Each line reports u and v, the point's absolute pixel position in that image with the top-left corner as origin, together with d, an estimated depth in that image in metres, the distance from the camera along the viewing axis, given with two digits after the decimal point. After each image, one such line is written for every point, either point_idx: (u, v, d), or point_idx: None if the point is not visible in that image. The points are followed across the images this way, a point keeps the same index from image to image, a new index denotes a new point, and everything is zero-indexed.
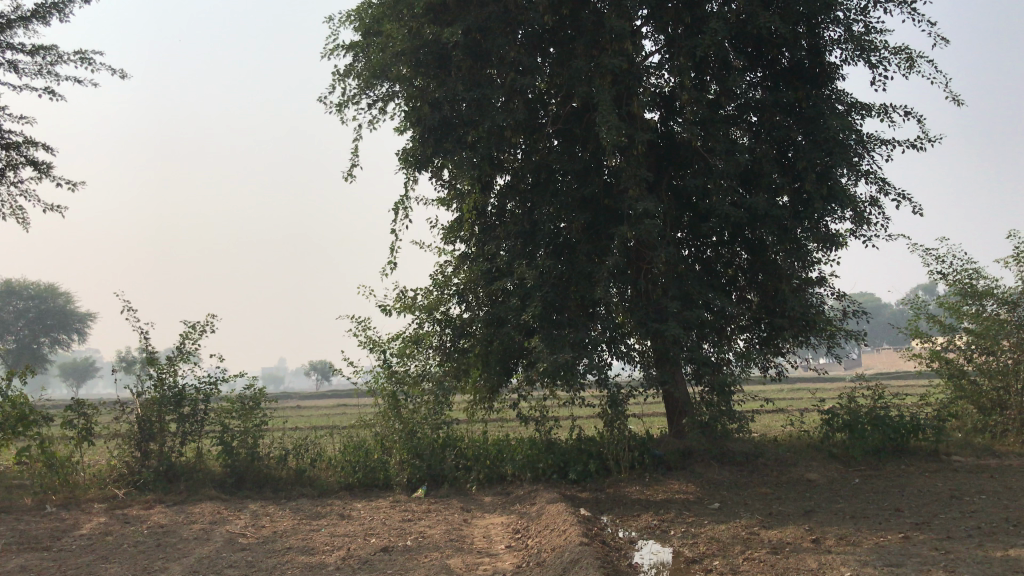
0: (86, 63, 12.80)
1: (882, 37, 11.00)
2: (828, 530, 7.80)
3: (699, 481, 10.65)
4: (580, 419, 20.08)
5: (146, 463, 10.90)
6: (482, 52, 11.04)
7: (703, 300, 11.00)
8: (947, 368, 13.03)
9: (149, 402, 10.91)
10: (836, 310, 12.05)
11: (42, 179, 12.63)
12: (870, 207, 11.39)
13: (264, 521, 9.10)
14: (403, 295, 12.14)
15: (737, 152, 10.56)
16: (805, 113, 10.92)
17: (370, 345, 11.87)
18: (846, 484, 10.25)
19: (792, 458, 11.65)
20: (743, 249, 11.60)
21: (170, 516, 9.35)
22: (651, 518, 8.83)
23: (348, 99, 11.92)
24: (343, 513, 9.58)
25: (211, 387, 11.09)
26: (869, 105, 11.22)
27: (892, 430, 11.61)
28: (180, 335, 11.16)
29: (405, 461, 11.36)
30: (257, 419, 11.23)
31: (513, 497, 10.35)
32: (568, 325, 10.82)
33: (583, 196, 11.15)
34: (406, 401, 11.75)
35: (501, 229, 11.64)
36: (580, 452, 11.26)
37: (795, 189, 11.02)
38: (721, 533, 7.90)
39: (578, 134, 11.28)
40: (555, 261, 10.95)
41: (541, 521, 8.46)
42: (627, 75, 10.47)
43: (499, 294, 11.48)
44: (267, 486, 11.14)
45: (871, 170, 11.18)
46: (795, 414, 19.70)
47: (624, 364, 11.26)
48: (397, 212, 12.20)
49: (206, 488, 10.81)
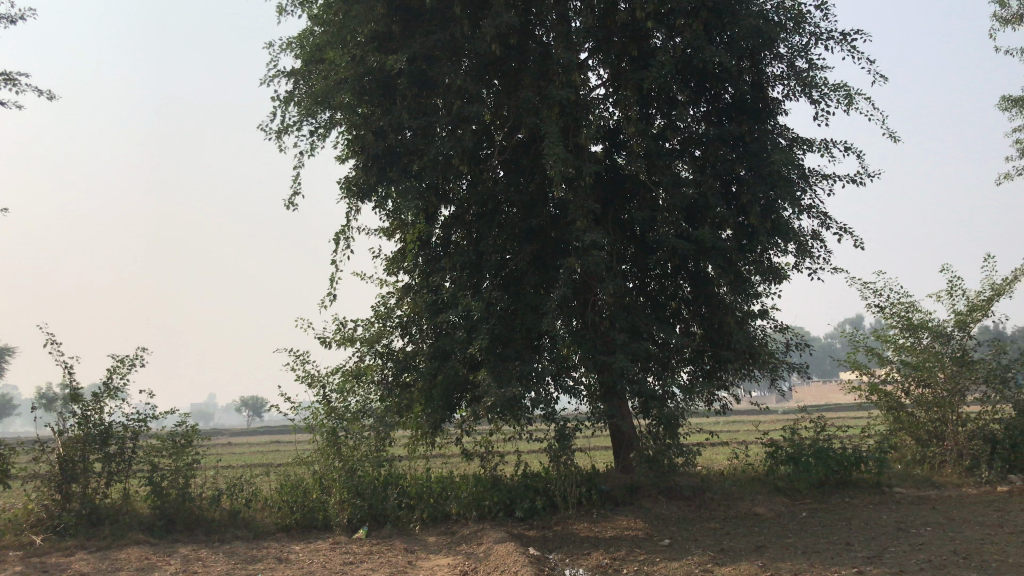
0: (10, 84, 12.23)
1: (823, 74, 11.19)
2: (781, 566, 7.70)
3: (647, 516, 10.48)
4: (524, 454, 19.86)
5: (67, 506, 10.20)
6: (428, 81, 10.88)
7: (648, 332, 10.90)
8: (886, 400, 13.15)
9: (73, 440, 10.34)
10: (778, 343, 12.09)
11: None
12: (812, 241, 11.51)
13: (196, 566, 8.61)
14: (342, 327, 11.79)
15: (682, 185, 10.57)
16: (748, 146, 11.02)
17: (308, 379, 11.45)
18: (793, 518, 10.22)
19: (738, 491, 11.58)
20: (686, 281, 11.58)
21: (93, 563, 8.77)
22: (602, 556, 8.61)
23: (289, 126, 11.61)
24: (280, 557, 9.12)
25: (141, 425, 10.56)
26: (811, 140, 11.39)
27: (835, 463, 11.65)
28: (107, 370, 10.60)
29: (346, 500, 10.91)
30: (189, 457, 10.79)
31: (458, 537, 10.03)
32: (514, 357, 10.58)
33: (529, 227, 11.02)
34: (346, 437, 11.30)
35: (446, 260, 11.41)
36: (526, 488, 11.01)
37: (740, 222, 11.06)
38: (675, 571, 7.72)
39: (525, 165, 11.16)
40: (502, 293, 10.77)
41: (491, 562, 8.17)
42: (574, 107, 10.42)
43: (444, 326, 11.23)
44: (199, 529, 10.58)
45: (813, 204, 11.32)
46: (738, 446, 19.75)
47: (571, 399, 10.81)
48: (337, 242, 11.88)
49: (132, 532, 10.16)
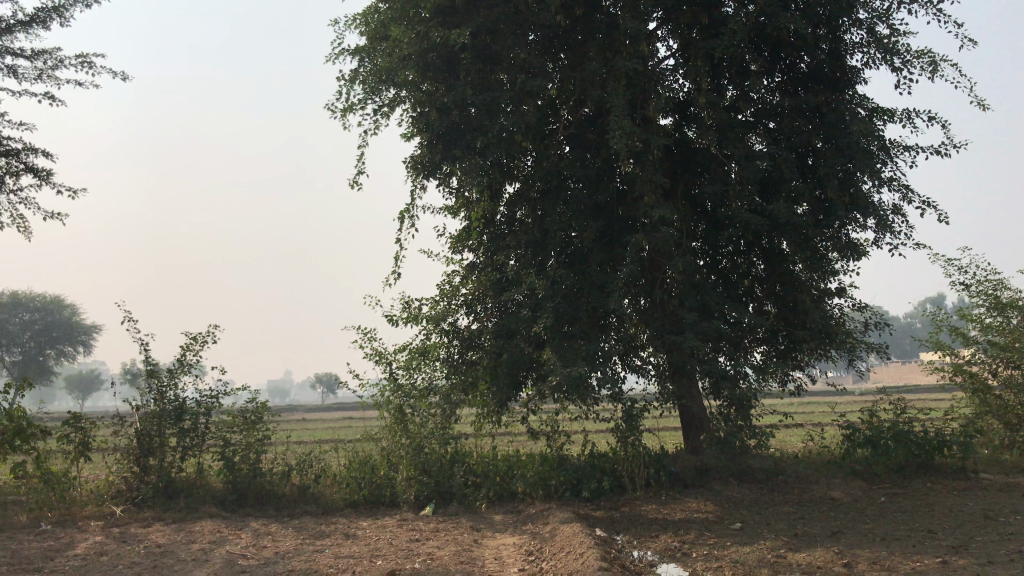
0: (86, 67, 12.50)
1: (905, 40, 10.64)
2: (859, 553, 7.39)
3: (718, 499, 10.24)
4: (592, 434, 19.70)
5: (144, 478, 10.51)
6: (492, 55, 10.71)
7: (719, 312, 10.60)
8: (971, 382, 12.53)
9: (150, 415, 10.59)
10: (857, 322, 11.60)
11: (42, 186, 12.27)
12: (893, 215, 10.98)
13: (266, 540, 8.73)
14: (408, 305, 11.82)
15: (755, 159, 10.19)
16: (825, 117, 10.56)
17: (376, 356, 11.51)
18: (871, 503, 9.85)
19: (813, 475, 11.22)
20: (760, 258, 11.18)
21: (169, 535, 8.97)
22: (671, 539, 8.43)
23: (354, 105, 11.60)
24: (348, 532, 9.20)
25: (213, 401, 10.78)
26: (892, 110, 10.85)
27: (917, 447, 11.18)
28: (181, 347, 10.83)
29: (413, 477, 10.95)
30: (260, 433, 10.94)
31: (524, 516, 9.96)
32: (581, 336, 10.41)
33: (596, 203, 10.78)
34: (413, 414, 11.31)
35: (510, 237, 11.26)
36: (593, 469, 10.87)
37: (816, 196, 10.61)
38: (746, 556, 7.50)
39: (592, 140, 10.90)
40: (568, 270, 10.60)
41: (557, 543, 8.05)
42: (642, 78, 10.12)
43: (510, 304, 11.12)
44: (270, 503, 10.75)
45: (893, 177, 10.79)
46: (813, 428, 19.23)
47: (639, 378, 10.81)
48: (402, 221, 11.87)
49: (206, 505, 10.39)
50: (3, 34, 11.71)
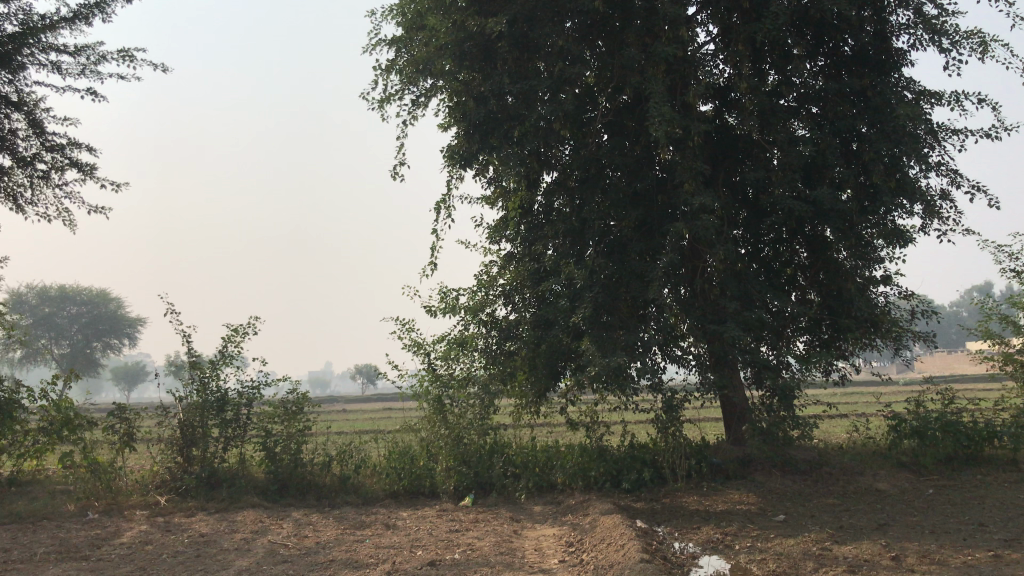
0: (128, 62, 12.63)
1: (954, 20, 10.34)
2: (907, 546, 7.23)
3: (760, 491, 10.10)
4: (631, 425, 19.63)
5: (188, 468, 10.65)
6: (529, 43, 10.62)
7: (760, 300, 10.41)
8: (1022, 372, 12.26)
9: (192, 406, 10.71)
10: (903, 311, 11.33)
11: (86, 180, 12.43)
12: (941, 201, 10.70)
13: (307, 530, 8.80)
14: (446, 295, 11.81)
15: (798, 144, 9.98)
16: (870, 101, 10.30)
17: (414, 346, 11.53)
18: (919, 495, 9.64)
19: (858, 466, 11.02)
20: (802, 246, 10.99)
21: (212, 524, 9.07)
22: (713, 531, 8.31)
23: (391, 95, 11.59)
24: (388, 523, 9.22)
25: (254, 392, 10.87)
26: (940, 93, 10.57)
27: (965, 437, 10.92)
28: (223, 338, 10.93)
29: (452, 467, 10.97)
30: (301, 425, 10.98)
31: (564, 507, 9.91)
32: (620, 326, 10.32)
33: (635, 192, 10.65)
34: (452, 405, 11.34)
35: (548, 226, 11.18)
36: (633, 460, 10.79)
37: (860, 182, 10.38)
38: (790, 549, 7.36)
39: (630, 128, 10.77)
40: (607, 260, 10.48)
41: (597, 534, 7.98)
42: (681, 64, 9.97)
43: (548, 294, 11.05)
44: (311, 493, 10.84)
45: (941, 161, 10.50)
46: (858, 420, 18.93)
47: (679, 368, 10.74)
48: (439, 211, 11.84)
49: (248, 495, 10.51)
50: (47, 31, 11.86)
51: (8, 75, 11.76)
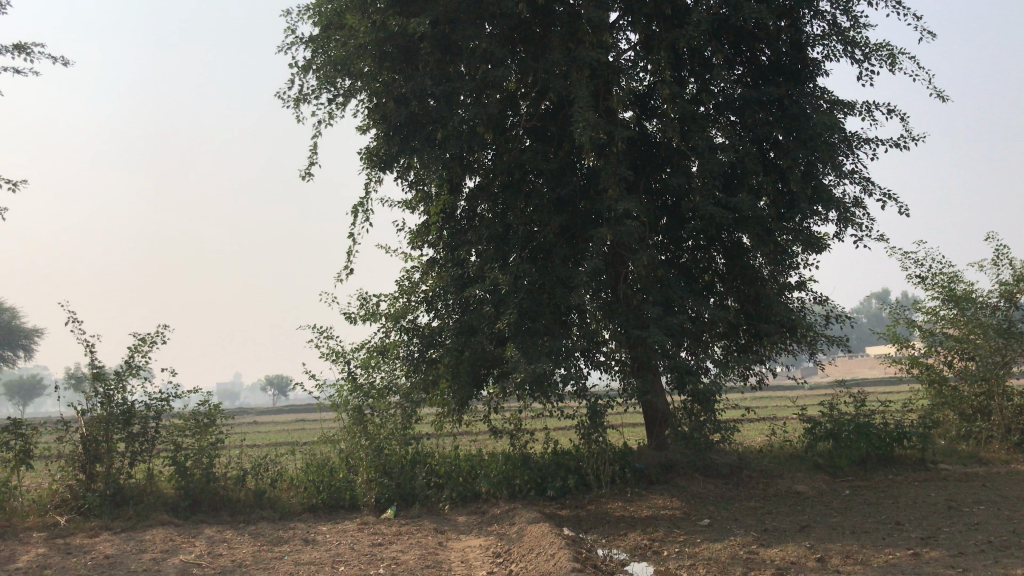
0: (23, 55, 11.91)
1: (865, 33, 10.66)
2: (830, 547, 7.33)
3: (683, 495, 10.15)
4: (553, 430, 19.67)
5: (91, 486, 10.04)
6: (452, 45, 10.45)
7: (681, 305, 10.48)
8: (927, 374, 12.66)
9: (96, 420, 10.13)
10: (818, 315, 11.56)
11: None
12: (853, 208, 10.99)
13: (221, 548, 8.39)
14: (366, 301, 11.51)
15: (719, 151, 10.08)
16: (786, 110, 10.52)
17: (333, 355, 11.20)
18: (836, 496, 9.84)
19: (777, 468, 11.19)
20: (720, 253, 11.15)
21: (117, 545, 8.55)
22: (640, 537, 8.27)
23: (307, 94, 11.22)
24: (307, 538, 8.86)
25: (163, 404, 10.36)
26: (851, 103, 10.87)
27: (878, 439, 11.21)
28: (129, 348, 10.38)
29: (373, 479, 10.67)
30: (213, 437, 10.53)
31: (489, 517, 9.74)
32: (544, 333, 10.23)
33: (558, 197, 10.58)
34: (373, 415, 11.10)
35: (471, 232, 11.02)
36: (558, 467, 10.70)
37: (777, 189, 10.58)
38: (718, 553, 7.36)
39: (553, 133, 10.71)
40: (530, 265, 10.35)
41: (525, 544, 7.85)
42: (605, 69, 9.96)
43: (471, 300, 10.89)
44: (224, 509, 10.37)
45: (854, 169, 10.79)
46: (774, 422, 19.41)
47: (602, 374, 10.68)
48: (356, 214, 11.52)
49: (157, 513, 9.97)
50: None
51: None
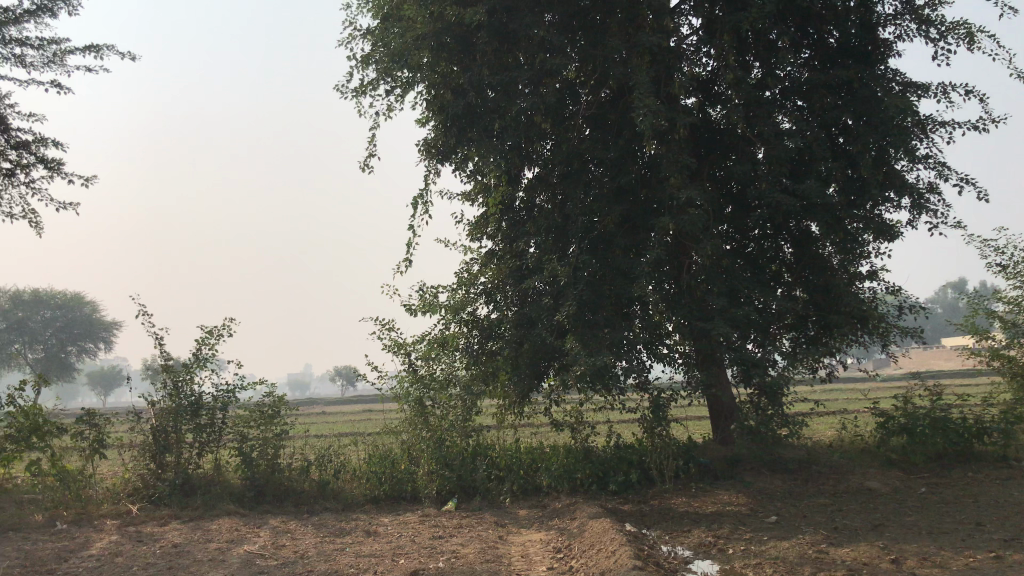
0: (95, 55, 12.23)
1: (940, 11, 10.18)
2: (905, 548, 7.04)
3: (750, 491, 9.89)
4: (617, 424, 19.49)
5: (161, 476, 10.28)
6: (510, 34, 10.34)
7: (747, 296, 10.19)
8: (1009, 367, 12.09)
9: (165, 411, 10.34)
10: (890, 306, 11.12)
11: (54, 177, 11.99)
12: (928, 194, 10.54)
13: (285, 539, 8.48)
14: (426, 294, 11.52)
15: (785, 137, 9.76)
16: (856, 93, 10.14)
17: (394, 347, 11.24)
18: (911, 493, 9.46)
19: (847, 464, 10.82)
20: (788, 242, 10.81)
21: (186, 534, 8.73)
22: (705, 534, 8.08)
23: (366, 86, 11.25)
24: (369, 530, 8.92)
25: (229, 396, 10.53)
26: (926, 85, 10.41)
27: (955, 434, 10.76)
28: (197, 341, 10.58)
29: (435, 471, 10.67)
30: (277, 429, 10.67)
31: (551, 511, 9.65)
32: (605, 325, 10.08)
33: (619, 187, 10.38)
34: (434, 407, 11.15)
35: (530, 223, 10.92)
36: (620, 461, 10.54)
37: (847, 176, 10.20)
38: (786, 552, 7.13)
39: (613, 121, 10.52)
40: (591, 257, 10.21)
41: (586, 539, 7.73)
42: (666, 54, 9.72)
43: (530, 292, 10.82)
44: (289, 500, 10.50)
45: (929, 154, 10.33)
46: (846, 417, 18.87)
47: (665, 366, 10.41)
48: (416, 206, 11.53)
49: (224, 503, 10.14)
50: (11, 24, 11.48)
51: None
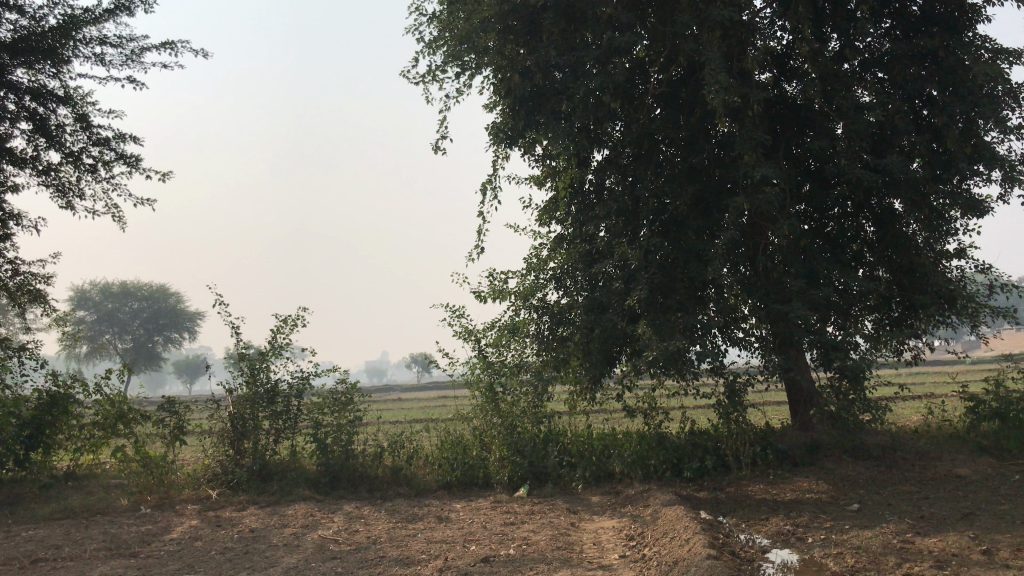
0: (169, 51, 12.52)
1: None
2: (998, 538, 6.67)
3: (831, 478, 9.57)
4: (692, 411, 19.23)
5: (239, 462, 10.50)
6: (577, 14, 10.15)
7: (826, 276, 9.83)
8: None
9: (242, 399, 10.57)
10: (980, 285, 10.57)
11: (132, 173, 12.34)
12: (1022, 167, 9.96)
13: (358, 524, 8.55)
14: (496, 281, 11.47)
15: (866, 110, 9.34)
16: (942, 62, 9.63)
17: (464, 333, 11.23)
18: (1005, 481, 9.00)
19: (935, 450, 10.37)
20: (870, 221, 10.35)
21: (262, 519, 8.89)
22: (783, 522, 7.83)
23: (434, 71, 11.21)
24: (441, 515, 8.93)
25: (303, 382, 10.71)
26: (1019, 51, 9.81)
27: None
28: (272, 330, 10.78)
29: (506, 457, 10.64)
30: (351, 415, 10.77)
31: (623, 498, 9.51)
32: (677, 309, 9.86)
33: (691, 167, 10.11)
34: (504, 392, 11.04)
35: (600, 207, 10.74)
36: (694, 447, 10.34)
37: (933, 149, 9.71)
38: (869, 542, 6.84)
39: (684, 100, 10.24)
40: (662, 239, 10.00)
41: (659, 527, 7.57)
42: (739, 28, 9.39)
43: (601, 277, 10.65)
44: (363, 485, 10.61)
45: (1022, 124, 9.75)
46: (934, 402, 18.19)
47: (741, 351, 10.16)
48: (486, 192, 11.44)
49: (300, 488, 10.31)
50: (90, 24, 11.81)
51: (54, 69, 11.69)
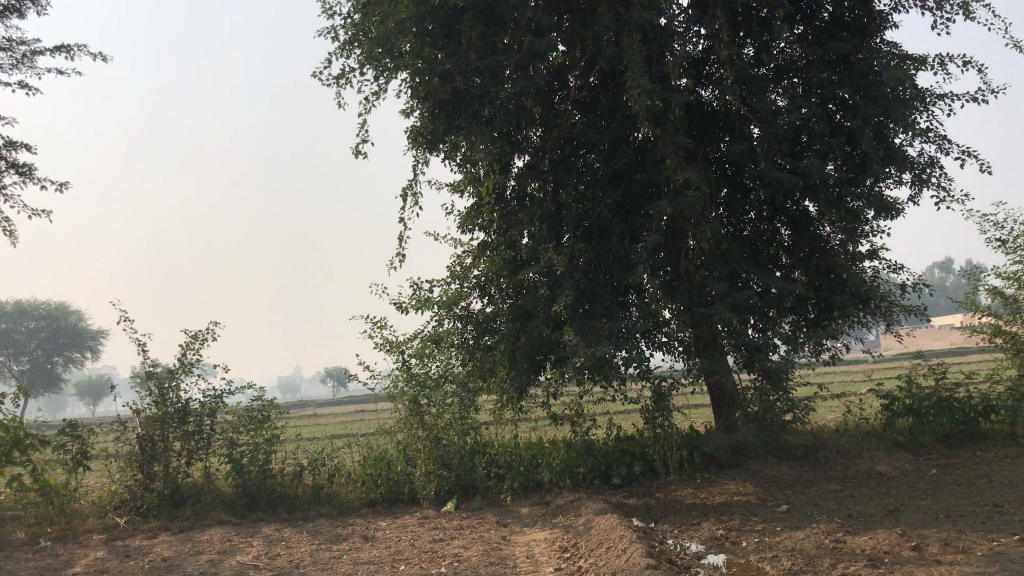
0: (65, 55, 11.83)
1: None
2: (926, 533, 6.76)
3: (757, 479, 9.63)
4: (618, 414, 19.35)
5: (149, 486, 9.91)
6: (495, 17, 9.98)
7: (745, 278, 9.89)
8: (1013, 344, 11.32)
9: (151, 420, 9.99)
10: (892, 284, 10.80)
11: (25, 183, 11.59)
12: (928, 169, 10.26)
13: (278, 548, 8.13)
14: (418, 290, 11.19)
15: (782, 114, 9.45)
16: (853, 67, 9.83)
17: (386, 345, 10.90)
18: (923, 476, 9.20)
19: (855, 448, 10.55)
20: (784, 224, 10.46)
21: (174, 547, 8.38)
22: (715, 526, 7.79)
23: (349, 73, 10.86)
24: (366, 535, 8.59)
25: (217, 401, 10.19)
26: (924, 56, 10.11)
27: (961, 413, 10.51)
28: (181, 346, 10.23)
29: (432, 471, 10.38)
30: (267, 434, 10.33)
31: (553, 508, 9.35)
32: (603, 314, 9.77)
33: (613, 171, 10.07)
34: (429, 406, 10.74)
35: (522, 213, 10.60)
36: (622, 454, 10.26)
37: (847, 152, 9.90)
38: (802, 543, 6.84)
39: (604, 105, 10.18)
40: (585, 244, 9.91)
41: (593, 537, 7.43)
42: (658, 32, 9.38)
43: (525, 284, 10.49)
44: (282, 506, 10.18)
45: (929, 127, 10.02)
46: (851, 399, 18.72)
47: (665, 355, 10.12)
48: (406, 197, 11.16)
49: (214, 512, 9.80)
50: None
51: None
